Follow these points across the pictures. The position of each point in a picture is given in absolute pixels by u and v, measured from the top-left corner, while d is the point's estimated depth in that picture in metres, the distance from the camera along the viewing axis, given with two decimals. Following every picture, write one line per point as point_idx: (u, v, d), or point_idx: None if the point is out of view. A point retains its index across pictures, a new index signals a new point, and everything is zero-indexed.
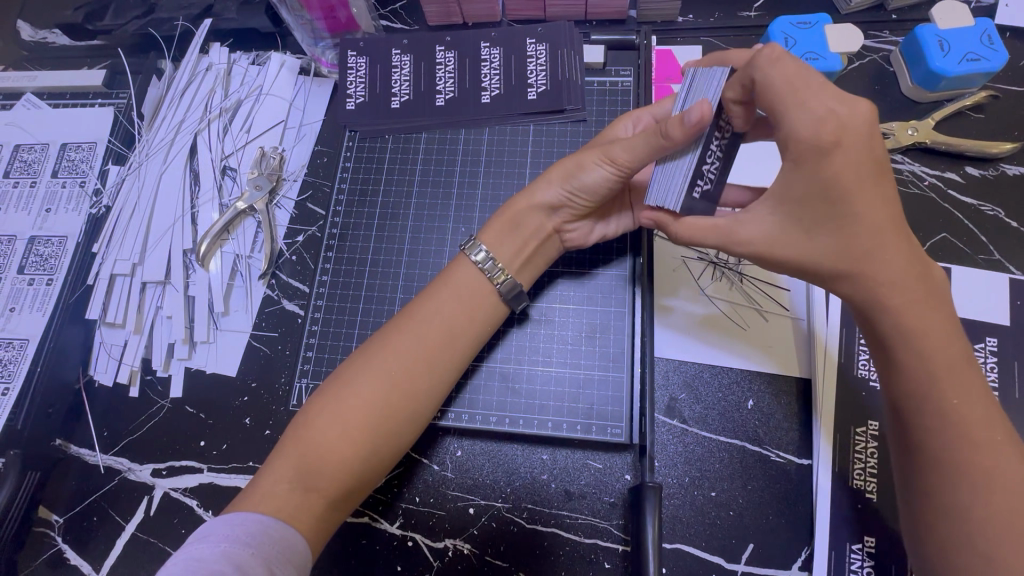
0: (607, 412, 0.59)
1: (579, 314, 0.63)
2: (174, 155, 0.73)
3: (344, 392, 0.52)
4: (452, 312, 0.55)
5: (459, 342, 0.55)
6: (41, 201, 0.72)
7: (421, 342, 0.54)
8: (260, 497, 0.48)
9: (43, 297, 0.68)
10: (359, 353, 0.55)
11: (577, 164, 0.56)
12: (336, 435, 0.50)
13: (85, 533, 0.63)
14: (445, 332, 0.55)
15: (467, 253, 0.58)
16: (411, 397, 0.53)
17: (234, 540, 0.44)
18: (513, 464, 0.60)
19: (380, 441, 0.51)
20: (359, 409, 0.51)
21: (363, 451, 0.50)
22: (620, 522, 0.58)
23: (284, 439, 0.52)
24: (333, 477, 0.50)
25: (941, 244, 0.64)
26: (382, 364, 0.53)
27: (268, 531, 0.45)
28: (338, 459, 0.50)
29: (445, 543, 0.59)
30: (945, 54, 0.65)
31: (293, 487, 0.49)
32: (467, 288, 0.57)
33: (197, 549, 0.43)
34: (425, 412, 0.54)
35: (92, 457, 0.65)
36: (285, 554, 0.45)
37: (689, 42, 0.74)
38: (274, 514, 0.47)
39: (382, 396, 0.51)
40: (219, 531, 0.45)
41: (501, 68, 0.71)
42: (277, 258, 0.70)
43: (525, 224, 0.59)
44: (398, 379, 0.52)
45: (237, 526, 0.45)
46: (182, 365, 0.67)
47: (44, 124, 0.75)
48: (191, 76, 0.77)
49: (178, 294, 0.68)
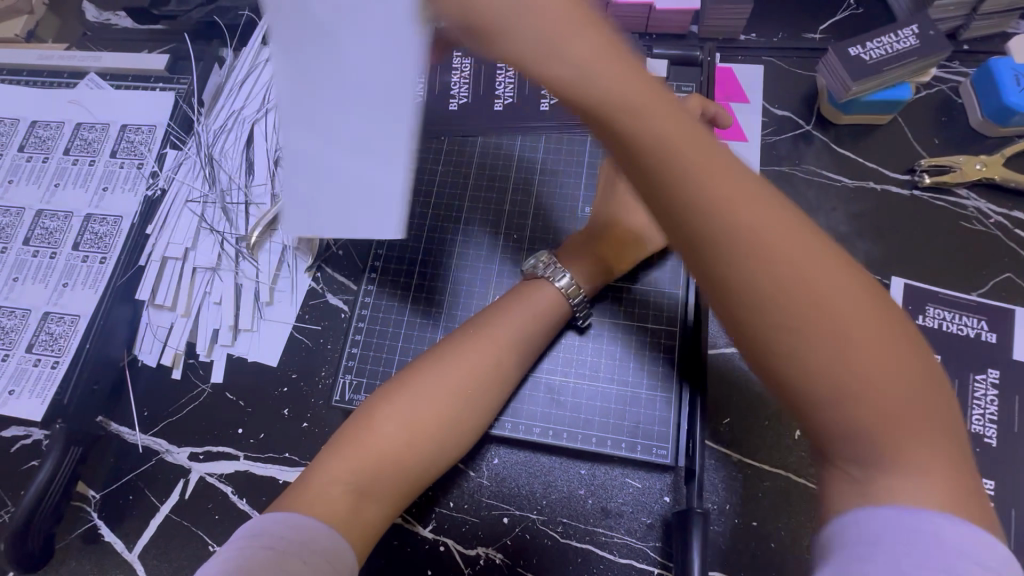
0: (653, 431, 0.58)
1: (628, 330, 0.62)
2: (232, 142, 0.74)
3: (413, 398, 0.53)
4: (521, 323, 0.57)
5: (521, 351, 0.57)
6: (98, 179, 0.72)
7: (493, 358, 0.56)
8: (314, 498, 0.47)
9: (96, 275, 0.67)
10: (420, 359, 0.56)
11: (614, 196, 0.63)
12: (398, 439, 0.51)
13: (120, 511, 0.64)
14: (508, 342, 0.56)
15: (547, 277, 0.59)
16: (470, 405, 0.54)
17: (290, 544, 0.41)
18: (551, 476, 0.60)
19: (438, 448, 0.52)
20: (429, 419, 0.52)
21: (422, 454, 0.52)
22: (658, 545, 0.57)
23: (339, 438, 0.52)
24: (391, 479, 0.50)
25: (1005, 284, 0.62)
26: (456, 379, 0.54)
27: (318, 537, 0.43)
28: (400, 463, 0.51)
29: (478, 550, 0.59)
30: (1017, 85, 0.64)
31: (349, 487, 0.48)
32: (541, 307, 0.58)
33: (252, 549, 0.41)
34: (481, 420, 0.55)
35: (132, 436, 0.66)
36: (335, 562, 0.43)
37: (750, 61, 0.74)
38: (322, 517, 0.45)
39: (444, 402, 0.53)
40: (275, 531, 0.42)
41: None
42: (324, 252, 0.70)
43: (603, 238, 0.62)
44: (461, 385, 0.54)
45: (294, 532, 0.43)
46: (225, 352, 0.68)
47: (105, 103, 0.76)
48: (252, 66, 0.78)
49: (227, 281, 0.69)
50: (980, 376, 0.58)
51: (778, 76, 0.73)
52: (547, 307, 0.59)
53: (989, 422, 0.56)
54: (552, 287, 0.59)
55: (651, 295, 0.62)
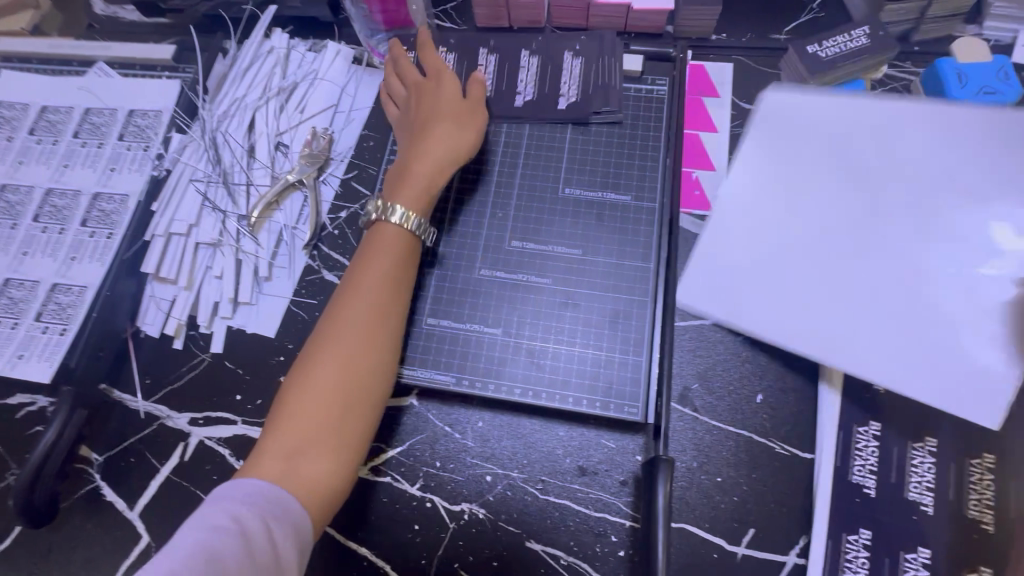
0: (625, 392, 0.63)
1: (604, 301, 0.66)
2: (234, 127, 0.79)
3: (322, 353, 0.55)
4: (387, 265, 0.60)
5: (397, 289, 0.60)
6: (107, 161, 0.76)
7: (373, 298, 0.58)
8: (257, 465, 0.51)
9: (102, 249, 0.71)
10: (318, 327, 0.58)
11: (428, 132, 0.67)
12: (320, 392, 0.53)
13: (121, 472, 0.67)
14: (383, 283, 0.59)
15: (381, 218, 0.62)
16: (368, 348, 0.56)
17: (225, 513, 0.47)
18: (531, 437, 0.64)
19: (353, 392, 0.54)
20: (337, 366, 0.54)
21: (337, 405, 0.53)
22: (630, 500, 0.61)
23: (267, 421, 0.54)
24: (316, 435, 0.52)
25: None
26: (347, 325, 0.56)
27: (255, 494, 0.49)
28: (319, 417, 0.53)
29: (462, 506, 0.63)
30: (962, 85, 0.69)
31: (280, 456, 0.51)
32: (388, 244, 0.61)
33: (200, 507, 0.48)
34: (385, 358, 0.57)
35: (133, 403, 0.69)
36: (279, 509, 0.48)
37: (720, 58, 0.79)
38: (268, 480, 0.50)
39: (343, 350, 0.55)
40: (219, 489, 0.49)
41: (580, 79, 0.75)
42: (320, 231, 0.75)
43: (404, 166, 0.65)
44: (354, 332, 0.56)
45: (228, 502, 0.48)
46: (224, 324, 0.71)
47: (113, 89, 0.80)
48: (254, 57, 0.82)
49: (228, 256, 0.73)
50: None
51: (746, 72, 0.78)
52: (392, 240, 0.61)
53: None
54: (389, 223, 0.61)
55: (626, 268, 0.67)
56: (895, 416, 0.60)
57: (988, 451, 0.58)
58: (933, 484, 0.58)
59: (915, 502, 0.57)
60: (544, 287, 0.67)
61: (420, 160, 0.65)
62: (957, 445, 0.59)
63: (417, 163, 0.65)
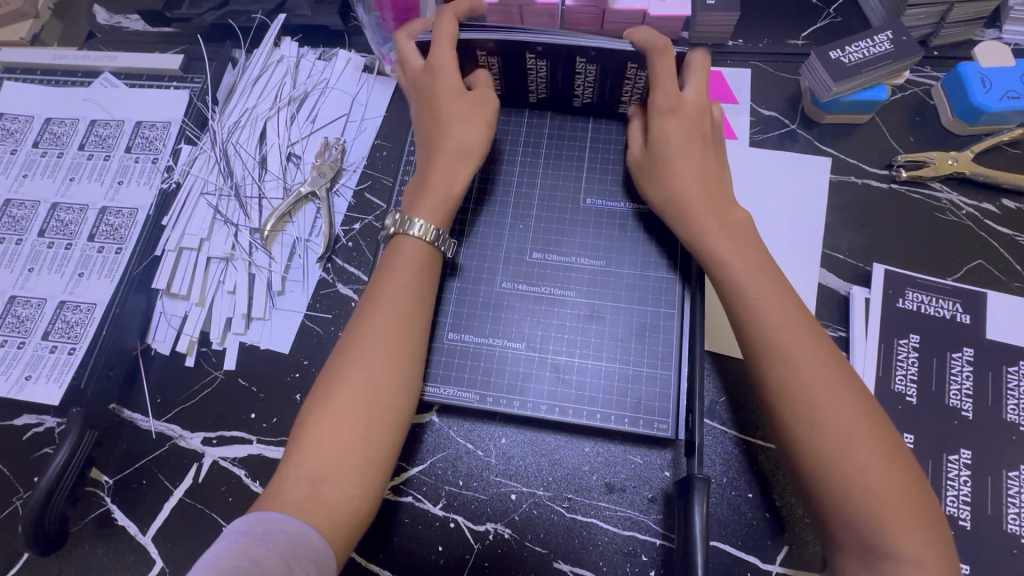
0: (654, 407, 0.61)
1: (629, 313, 0.64)
2: (245, 139, 0.77)
3: (339, 376, 0.54)
4: (408, 282, 0.58)
5: (419, 309, 0.58)
6: (114, 173, 0.74)
7: (391, 316, 0.56)
8: (277, 495, 0.49)
9: (111, 265, 0.69)
10: (339, 345, 0.56)
11: (438, 125, 0.63)
12: (338, 415, 0.52)
13: (134, 495, 0.65)
14: (407, 302, 0.57)
15: (402, 232, 0.60)
16: (387, 368, 0.54)
17: (241, 555, 0.43)
18: (557, 453, 0.63)
19: (377, 414, 0.53)
20: (353, 388, 0.53)
21: (360, 427, 0.52)
22: (659, 517, 0.59)
23: (288, 442, 0.52)
24: (341, 458, 0.51)
25: (976, 270, 0.67)
26: (367, 346, 0.55)
27: (272, 531, 0.45)
28: (343, 440, 0.51)
29: (487, 526, 0.61)
30: (987, 90, 0.68)
31: (304, 479, 0.49)
32: (406, 263, 0.59)
33: (216, 547, 0.45)
34: (406, 377, 0.55)
35: (145, 423, 0.67)
36: (299, 547, 0.45)
37: (737, 64, 0.78)
38: (290, 508, 0.47)
39: (365, 370, 0.54)
40: (236, 528, 0.46)
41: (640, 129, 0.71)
42: (334, 243, 0.73)
43: (421, 177, 0.63)
44: (375, 351, 0.55)
45: (241, 543, 0.44)
46: (238, 340, 0.70)
47: (120, 101, 0.78)
48: (264, 66, 0.81)
49: (241, 271, 0.71)
50: (956, 354, 0.62)
51: (764, 79, 0.77)
52: (410, 256, 0.59)
53: (965, 396, 0.61)
54: (410, 237, 0.60)
55: (649, 279, 0.65)
56: (929, 429, 0.60)
57: None
58: (970, 498, 0.57)
59: (953, 516, 0.56)
60: (566, 299, 0.65)
61: (432, 169, 0.62)
62: (993, 458, 0.58)
63: (430, 173, 0.62)
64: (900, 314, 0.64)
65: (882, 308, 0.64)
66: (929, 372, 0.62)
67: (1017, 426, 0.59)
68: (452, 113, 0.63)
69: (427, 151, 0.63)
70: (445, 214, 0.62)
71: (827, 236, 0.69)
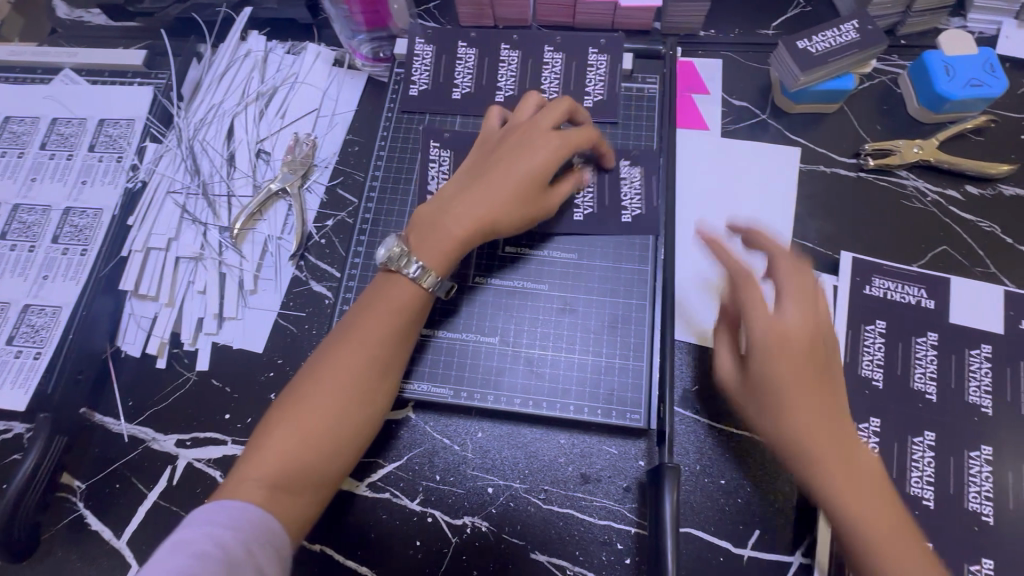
0: (626, 398, 0.61)
1: (601, 305, 0.64)
2: (212, 136, 0.76)
3: (311, 394, 0.53)
4: (394, 317, 0.56)
5: (400, 344, 0.57)
6: (78, 173, 0.72)
7: (376, 352, 0.55)
8: (231, 490, 0.49)
9: (77, 267, 0.68)
10: (310, 362, 0.55)
11: (481, 182, 0.60)
12: (303, 438, 0.51)
13: (107, 499, 0.64)
14: (389, 337, 0.56)
15: (399, 267, 0.57)
16: (354, 404, 0.54)
17: (207, 540, 0.45)
18: (533, 446, 0.63)
19: (335, 444, 0.53)
20: (327, 414, 0.52)
21: (316, 452, 0.52)
22: (634, 506, 0.60)
23: (247, 446, 0.52)
24: (293, 475, 0.51)
25: (941, 256, 0.68)
26: (345, 380, 0.54)
27: (237, 518, 0.47)
28: (297, 460, 0.51)
29: (464, 520, 0.61)
30: (950, 78, 0.69)
31: (261, 486, 0.49)
32: (400, 300, 0.57)
33: (183, 532, 0.45)
34: (369, 417, 0.55)
35: (116, 426, 0.67)
36: (264, 536, 0.47)
37: (708, 55, 0.79)
38: (243, 501, 0.48)
39: (332, 400, 0.53)
40: (202, 516, 0.47)
41: (643, 189, 0.67)
42: (306, 240, 0.72)
43: (438, 212, 0.59)
44: (347, 383, 0.54)
45: (206, 527, 0.46)
46: (210, 340, 0.69)
47: (82, 98, 0.76)
48: (230, 61, 0.79)
49: (212, 270, 0.70)
50: (921, 339, 0.63)
51: (735, 69, 0.78)
52: (403, 298, 0.57)
53: (930, 380, 0.62)
54: (408, 280, 0.57)
55: (621, 272, 0.66)
56: (894, 412, 0.61)
57: (984, 443, 0.59)
58: (933, 479, 0.59)
59: (917, 496, 0.58)
60: (540, 293, 0.65)
61: (455, 206, 0.59)
62: (954, 439, 0.60)
63: (453, 211, 0.58)
64: (867, 301, 0.65)
65: (849, 295, 0.65)
66: (895, 357, 0.63)
67: (978, 408, 0.61)
68: (518, 177, 0.59)
69: (467, 185, 0.60)
70: (447, 263, 0.58)
71: (797, 225, 0.70)
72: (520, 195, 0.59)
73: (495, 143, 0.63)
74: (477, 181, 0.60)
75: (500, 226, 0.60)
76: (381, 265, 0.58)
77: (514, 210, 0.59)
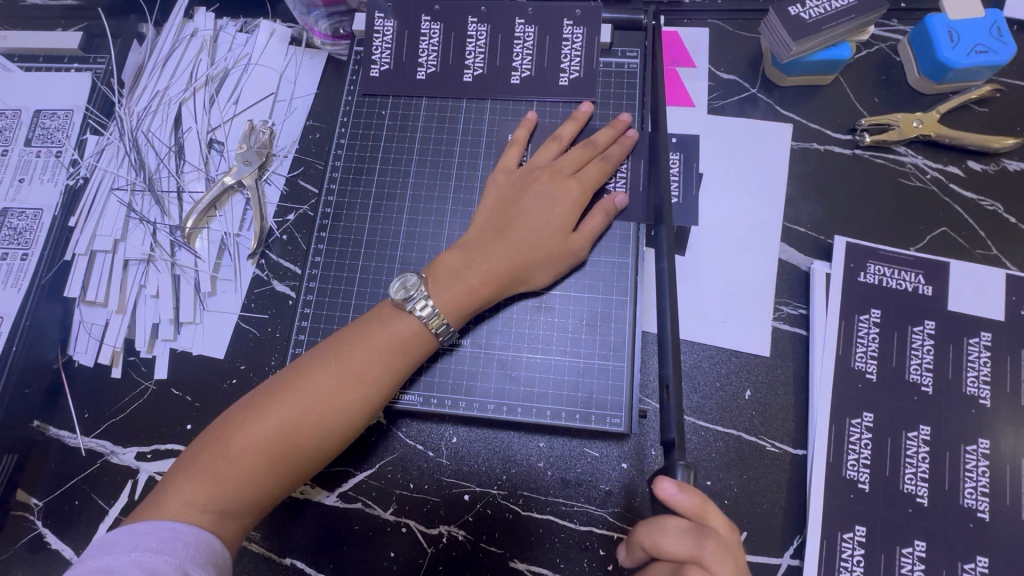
0: (606, 401, 0.58)
1: (580, 302, 0.61)
2: (158, 126, 0.70)
3: (281, 420, 0.48)
4: (387, 353, 0.52)
5: (380, 377, 0.52)
6: (13, 171, 0.68)
7: (363, 387, 0.51)
8: (169, 510, 0.46)
9: (16, 273, 0.64)
10: (284, 377, 0.51)
11: (504, 229, 0.58)
12: (262, 465, 0.48)
13: (64, 517, 0.60)
14: (367, 370, 0.51)
15: (409, 307, 0.53)
16: (318, 436, 0.49)
17: (133, 570, 0.41)
18: (510, 451, 0.60)
19: (295, 474, 0.50)
20: (298, 445, 0.49)
21: (268, 481, 0.48)
22: (616, 510, 0.58)
23: (197, 456, 0.48)
24: (240, 501, 0.47)
25: (940, 238, 0.64)
26: (325, 416, 0.49)
27: (168, 541, 0.44)
28: (246, 485, 0.47)
29: (440, 529, 0.59)
30: (955, 44, 0.64)
31: (206, 508, 0.46)
32: (400, 337, 0.53)
33: (102, 562, 0.42)
34: (333, 449, 0.51)
35: (73, 440, 0.63)
36: (198, 556, 0.44)
37: (695, 24, 0.73)
38: (185, 523, 0.45)
39: (293, 429, 0.49)
40: (126, 542, 0.43)
41: (630, 174, 0.63)
42: (266, 237, 0.67)
43: (463, 261, 0.56)
44: (311, 415, 0.49)
45: (135, 554, 0.42)
46: (168, 347, 0.65)
47: (15, 88, 0.71)
48: (175, 42, 0.73)
49: (164, 273, 0.66)
50: (917, 328, 0.60)
51: (723, 39, 0.72)
52: (402, 334, 0.53)
53: (926, 371, 0.59)
54: (414, 317, 0.53)
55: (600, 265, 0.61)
56: (888, 406, 0.58)
57: (982, 436, 0.57)
58: (928, 475, 0.56)
59: (910, 494, 0.56)
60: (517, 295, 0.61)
61: (480, 258, 0.56)
62: (951, 433, 0.57)
63: (477, 262, 0.56)
64: (861, 288, 0.61)
65: (841, 282, 0.62)
66: (889, 348, 0.60)
67: (976, 399, 0.58)
68: (540, 219, 0.58)
69: (492, 232, 0.58)
70: (463, 313, 0.55)
71: (788, 208, 0.66)
72: (547, 244, 0.57)
73: (516, 185, 0.60)
74: (504, 230, 0.57)
75: (528, 282, 0.58)
76: (393, 300, 0.54)
77: (547, 263, 0.58)
